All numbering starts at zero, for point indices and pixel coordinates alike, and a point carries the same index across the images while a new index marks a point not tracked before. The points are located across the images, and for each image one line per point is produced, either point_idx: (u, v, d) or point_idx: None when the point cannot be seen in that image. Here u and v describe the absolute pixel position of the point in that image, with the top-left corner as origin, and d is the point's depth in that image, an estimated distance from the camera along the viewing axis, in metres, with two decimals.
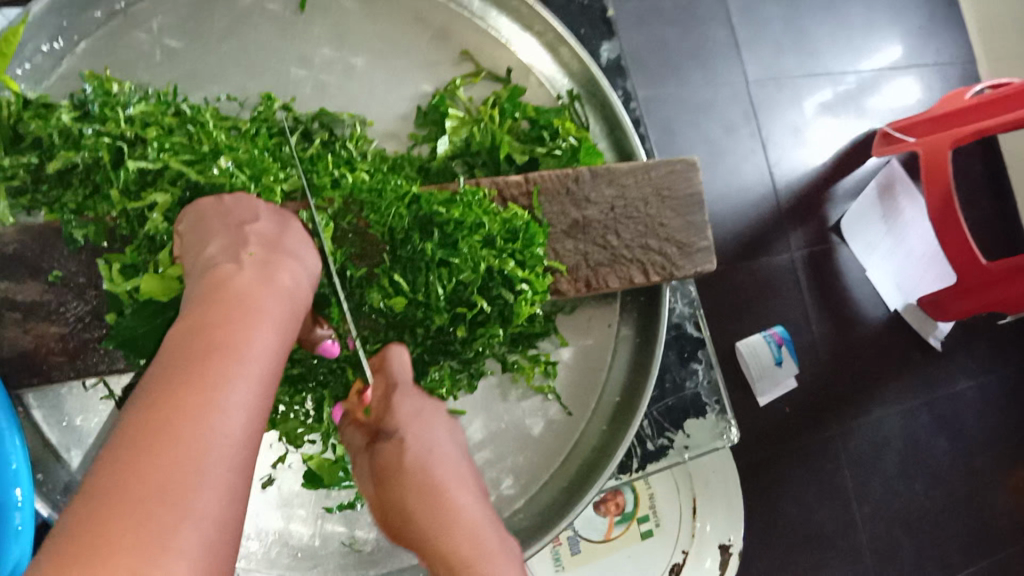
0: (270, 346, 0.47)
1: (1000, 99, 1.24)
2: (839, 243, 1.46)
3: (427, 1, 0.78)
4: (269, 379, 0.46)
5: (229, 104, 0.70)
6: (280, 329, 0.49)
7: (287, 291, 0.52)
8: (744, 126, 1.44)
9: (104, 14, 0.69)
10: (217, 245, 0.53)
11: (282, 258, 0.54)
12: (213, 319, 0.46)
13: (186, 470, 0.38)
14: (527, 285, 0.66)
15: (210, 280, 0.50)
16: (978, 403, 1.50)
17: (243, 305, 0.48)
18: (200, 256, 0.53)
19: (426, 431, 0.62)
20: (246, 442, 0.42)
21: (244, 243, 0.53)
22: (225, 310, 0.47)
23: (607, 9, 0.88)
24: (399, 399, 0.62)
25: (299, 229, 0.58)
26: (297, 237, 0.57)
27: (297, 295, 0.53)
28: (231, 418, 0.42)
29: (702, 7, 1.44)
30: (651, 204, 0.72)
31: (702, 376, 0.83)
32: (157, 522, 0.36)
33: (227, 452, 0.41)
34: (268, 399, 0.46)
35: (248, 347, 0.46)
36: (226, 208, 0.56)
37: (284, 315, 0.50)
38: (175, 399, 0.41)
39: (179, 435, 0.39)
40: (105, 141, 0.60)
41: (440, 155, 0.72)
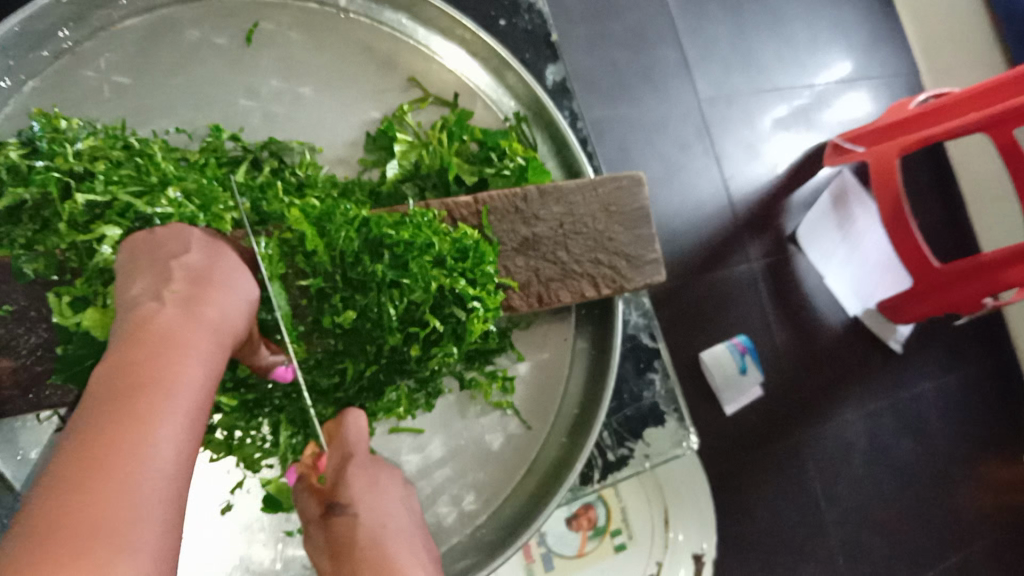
0: (200, 379, 0.47)
1: (941, 107, 1.29)
2: (796, 253, 1.50)
3: (373, 32, 0.80)
4: (199, 409, 0.46)
5: (178, 137, 0.72)
6: (210, 360, 0.49)
7: (215, 323, 0.51)
8: (698, 143, 1.47)
9: (51, 53, 0.70)
10: (142, 283, 0.52)
11: (213, 289, 0.53)
12: (141, 354, 0.46)
13: (117, 512, 0.38)
14: (478, 303, 0.68)
15: (134, 317, 0.49)
16: (940, 403, 1.53)
17: (171, 339, 0.47)
18: (125, 294, 0.52)
19: (381, 504, 0.61)
20: (176, 480, 0.43)
21: (169, 278, 0.52)
22: (153, 343, 0.47)
23: (551, 33, 0.91)
24: (353, 472, 0.61)
25: (231, 258, 0.58)
26: (226, 267, 0.56)
27: (227, 326, 0.53)
28: (161, 455, 0.42)
29: (650, 29, 1.48)
30: (599, 219, 0.74)
31: (658, 386, 0.84)
32: (97, 559, 0.36)
33: (158, 489, 0.41)
34: (199, 428, 0.46)
35: (177, 382, 0.45)
36: (158, 242, 0.56)
37: (213, 346, 0.50)
38: (104, 439, 0.41)
39: (110, 476, 0.39)
40: (54, 176, 0.61)
41: (390, 179, 0.73)
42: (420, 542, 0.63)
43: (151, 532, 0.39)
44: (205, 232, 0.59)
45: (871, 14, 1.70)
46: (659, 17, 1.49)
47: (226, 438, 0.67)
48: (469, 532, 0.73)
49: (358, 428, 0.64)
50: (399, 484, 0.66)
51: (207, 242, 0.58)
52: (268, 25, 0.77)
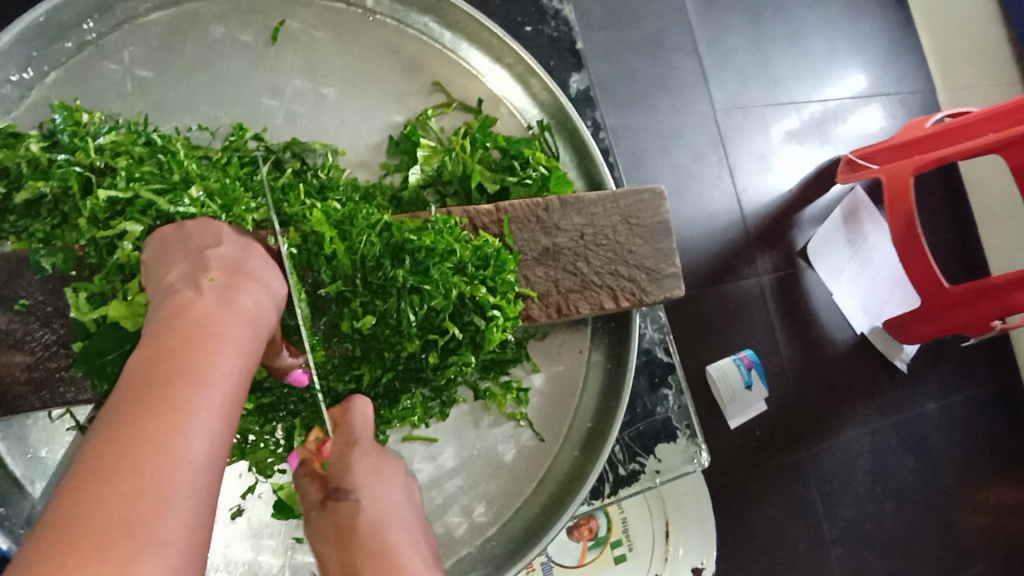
0: (233, 371, 0.46)
1: (958, 127, 1.28)
2: (806, 267, 1.48)
3: (399, 34, 0.79)
4: (233, 401, 0.45)
5: (201, 134, 0.71)
6: (243, 352, 0.48)
7: (249, 315, 0.50)
8: (712, 154, 1.47)
9: (75, 45, 0.69)
10: (178, 271, 0.52)
11: (246, 282, 0.53)
12: (174, 345, 0.45)
13: (146, 501, 0.37)
14: (498, 312, 0.67)
15: (170, 306, 0.48)
16: (944, 424, 1.53)
17: (206, 330, 0.46)
18: (161, 281, 0.52)
19: (383, 492, 0.58)
20: (208, 470, 0.41)
21: (205, 268, 0.52)
22: (187, 334, 0.46)
23: (576, 41, 0.90)
24: (357, 457, 0.59)
25: (261, 253, 0.57)
26: (257, 262, 0.56)
27: (261, 319, 0.52)
28: (193, 445, 0.41)
29: (668, 38, 1.48)
30: (620, 232, 0.73)
31: (672, 402, 0.84)
32: (122, 550, 0.35)
33: (190, 478, 0.40)
34: (232, 421, 0.45)
35: (210, 372, 0.44)
36: (188, 235, 0.55)
37: (247, 338, 0.49)
38: (134, 428, 0.40)
39: (139, 465, 0.38)
40: (75, 171, 0.60)
41: (412, 184, 0.73)
42: (417, 537, 0.57)
43: (181, 522, 0.38)
44: (235, 228, 0.59)
45: (890, 29, 1.69)
46: (678, 26, 1.49)
47: (240, 441, 0.66)
48: (480, 543, 0.72)
49: (360, 421, 0.62)
50: (400, 475, 0.62)
51: (241, 237, 0.58)
52: (294, 24, 0.76)
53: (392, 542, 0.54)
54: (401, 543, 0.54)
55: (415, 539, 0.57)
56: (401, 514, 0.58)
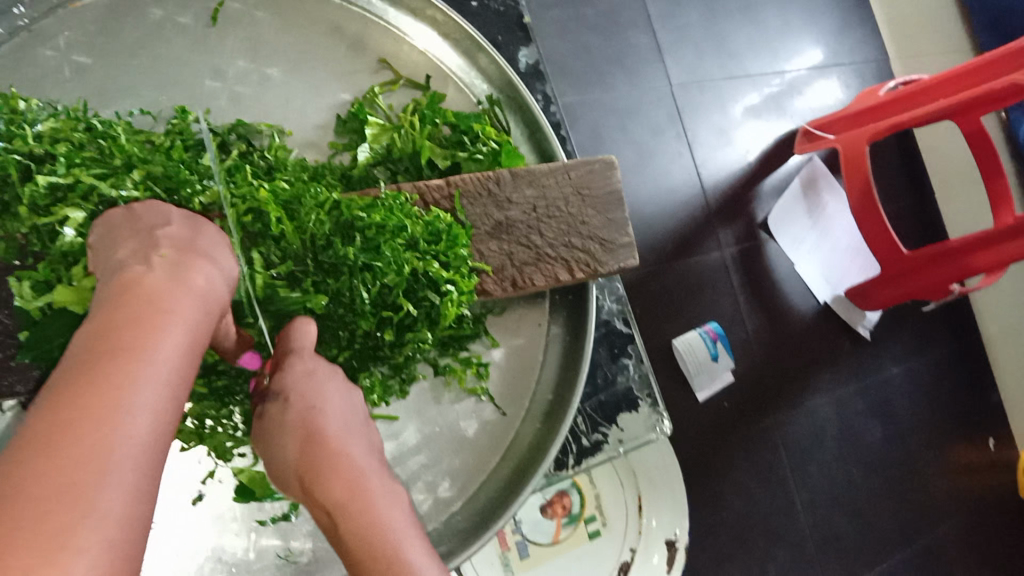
0: (180, 347, 0.46)
1: (912, 94, 1.30)
2: (768, 239, 1.50)
3: (342, 13, 0.79)
4: (180, 377, 0.45)
5: (143, 119, 0.70)
6: (193, 329, 0.47)
7: (201, 293, 0.50)
8: (670, 129, 1.47)
9: (7, 31, 0.68)
10: (128, 249, 0.51)
11: (198, 259, 0.52)
12: (121, 321, 0.45)
13: (88, 471, 0.37)
14: (453, 287, 0.67)
15: (120, 282, 0.48)
16: (908, 387, 1.55)
17: (153, 306, 0.46)
18: (112, 260, 0.51)
19: (320, 391, 0.59)
20: (154, 442, 0.41)
21: (155, 245, 0.51)
22: (133, 311, 0.45)
23: (523, 16, 0.90)
24: (292, 362, 0.60)
25: (213, 230, 0.57)
26: (210, 241, 0.55)
27: (214, 297, 0.51)
28: (137, 418, 0.41)
29: (622, 15, 1.48)
30: (572, 203, 0.73)
31: (632, 371, 0.85)
32: (60, 519, 0.35)
33: (133, 451, 0.40)
34: (180, 397, 0.45)
35: (157, 347, 0.44)
36: (137, 216, 0.55)
37: (195, 314, 0.48)
38: (76, 401, 0.39)
39: (79, 436, 0.38)
40: (14, 158, 0.58)
41: (362, 162, 0.72)
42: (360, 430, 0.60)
43: (123, 490, 0.38)
44: (183, 211, 0.57)
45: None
46: (631, 3, 1.49)
47: (196, 426, 0.65)
48: (446, 518, 0.72)
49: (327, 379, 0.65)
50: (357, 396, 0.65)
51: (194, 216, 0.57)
52: (234, 5, 0.75)
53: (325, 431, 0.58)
54: (334, 429, 0.58)
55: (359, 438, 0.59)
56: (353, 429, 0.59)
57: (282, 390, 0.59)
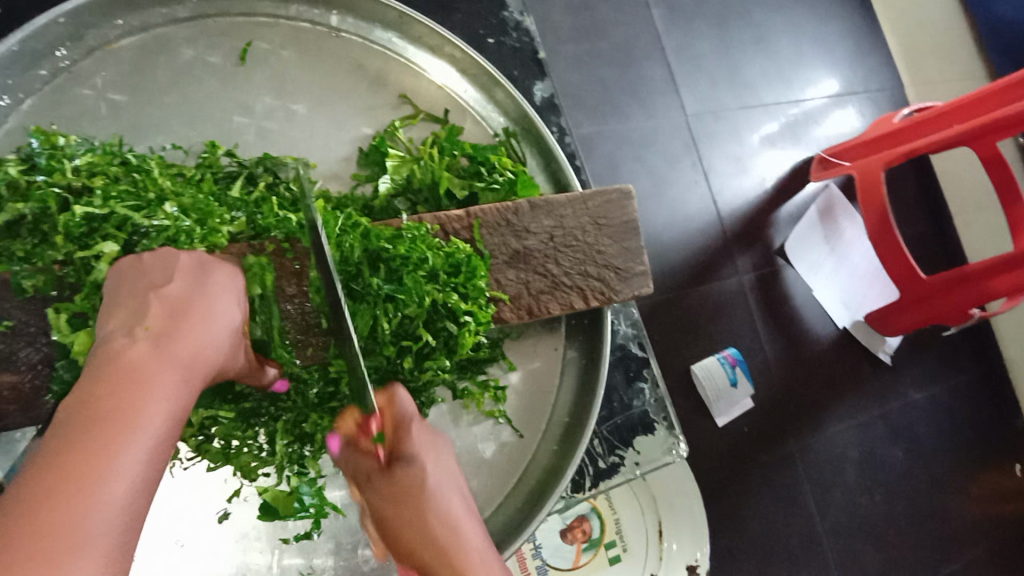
0: (163, 415, 0.46)
1: (926, 120, 1.31)
2: (785, 265, 1.51)
3: (364, 50, 0.82)
4: (162, 447, 0.45)
5: (175, 153, 0.73)
6: (177, 397, 0.48)
7: (186, 370, 0.50)
8: (686, 158, 1.50)
9: (49, 72, 0.72)
10: (117, 321, 0.51)
11: (191, 330, 0.52)
12: (103, 397, 0.44)
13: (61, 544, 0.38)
14: (470, 317, 0.69)
15: (109, 346, 0.49)
16: (930, 413, 1.54)
17: (137, 373, 0.46)
18: (102, 331, 0.51)
19: (440, 463, 0.60)
20: (121, 528, 0.41)
21: (144, 317, 0.51)
22: (117, 387, 0.45)
23: (538, 50, 0.94)
24: (417, 427, 0.60)
25: (213, 289, 0.57)
26: (207, 305, 0.55)
27: (200, 371, 0.51)
28: (105, 504, 0.40)
29: (637, 48, 1.51)
30: (589, 232, 0.76)
31: (648, 395, 0.86)
32: None
33: (107, 525, 0.40)
34: (159, 468, 0.45)
35: (141, 416, 0.44)
36: (144, 268, 0.56)
37: (178, 390, 0.48)
38: (55, 471, 0.40)
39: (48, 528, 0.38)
40: (54, 193, 0.62)
41: (383, 194, 0.75)
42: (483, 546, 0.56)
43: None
44: (195, 252, 0.59)
45: (855, 29, 1.73)
46: (645, 36, 1.52)
47: (222, 446, 0.67)
48: None
49: (427, 437, 0.61)
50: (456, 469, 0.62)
51: (200, 275, 0.57)
52: (261, 45, 0.79)
53: (438, 534, 0.54)
54: (459, 505, 0.58)
55: (487, 558, 0.55)
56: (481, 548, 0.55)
57: (414, 456, 0.58)
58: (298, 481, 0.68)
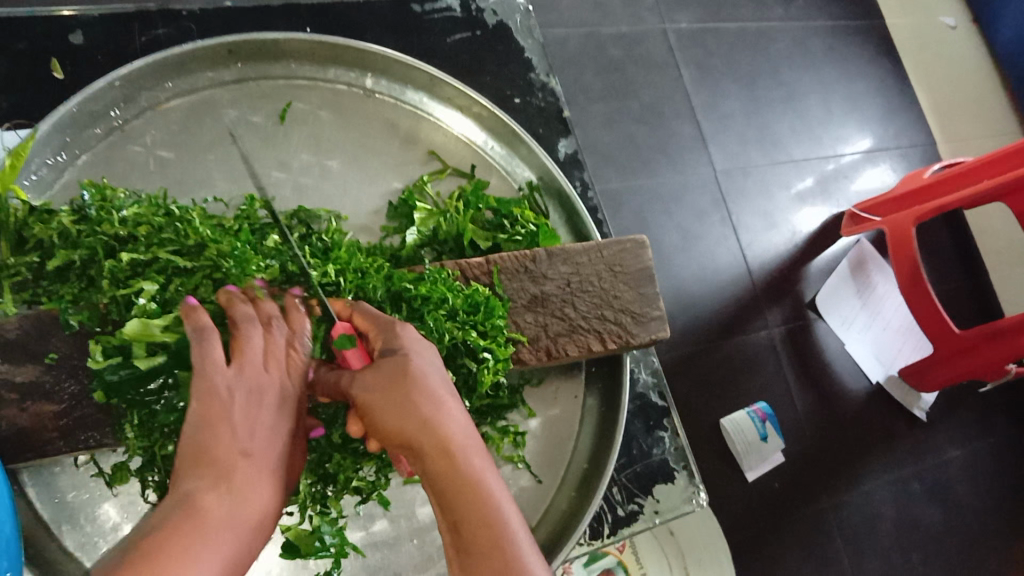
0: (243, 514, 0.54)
1: (957, 176, 1.31)
2: (816, 318, 1.51)
3: (396, 110, 0.87)
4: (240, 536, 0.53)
5: (216, 205, 0.78)
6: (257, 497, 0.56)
7: (246, 531, 0.54)
8: (715, 213, 1.52)
9: (103, 130, 0.77)
10: (204, 465, 0.55)
11: (254, 477, 0.57)
12: (167, 549, 0.49)
13: None
14: (489, 354, 0.71)
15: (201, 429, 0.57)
16: (969, 472, 1.51)
17: (223, 472, 0.55)
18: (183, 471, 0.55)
19: (425, 354, 0.62)
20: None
21: (228, 476, 0.56)
22: (180, 542, 0.49)
23: (562, 110, 0.99)
24: (403, 327, 0.63)
25: (272, 411, 0.61)
26: (259, 432, 0.59)
27: (261, 516, 0.56)
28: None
29: (666, 106, 1.55)
30: (604, 279, 0.78)
31: (668, 443, 0.87)
32: None
33: None
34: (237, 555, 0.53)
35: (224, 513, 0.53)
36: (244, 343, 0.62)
37: (253, 505, 0.56)
38: (159, 549, 0.49)
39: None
40: (101, 240, 0.66)
41: (410, 244, 0.78)
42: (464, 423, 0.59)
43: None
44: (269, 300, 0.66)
45: (885, 86, 1.75)
46: (674, 95, 1.57)
47: None
48: None
49: (411, 335, 0.62)
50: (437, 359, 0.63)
51: (274, 395, 0.62)
52: (300, 105, 0.84)
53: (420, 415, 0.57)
54: (440, 387, 0.60)
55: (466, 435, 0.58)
56: (463, 423, 0.59)
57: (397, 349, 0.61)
58: (319, 520, 0.70)
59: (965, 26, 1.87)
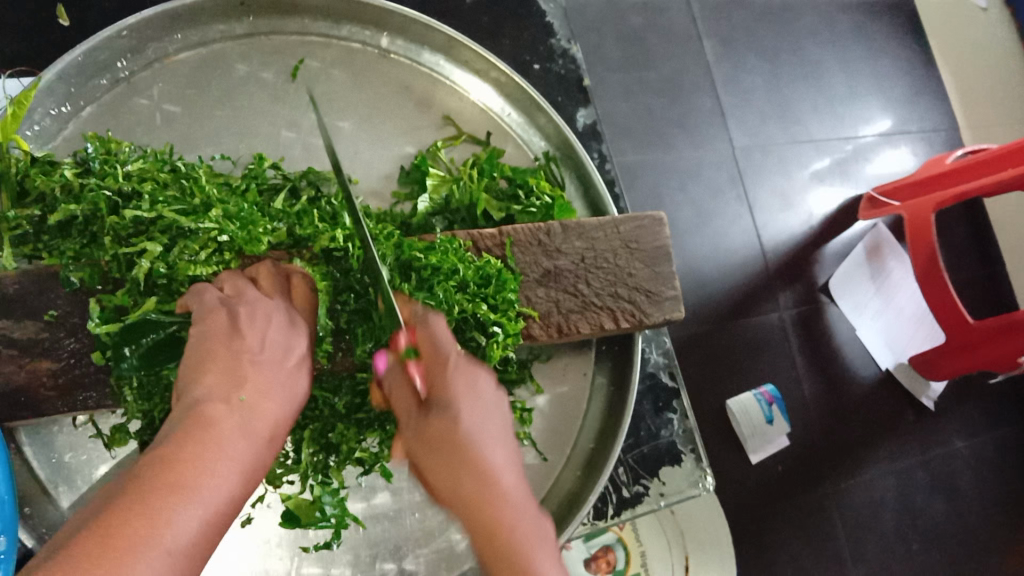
0: (259, 419, 0.54)
1: (980, 163, 1.27)
2: (829, 302, 1.49)
3: (411, 72, 0.84)
4: (258, 441, 0.52)
5: (223, 163, 0.76)
6: (273, 403, 0.56)
7: (263, 440, 0.53)
8: (731, 190, 1.49)
9: (109, 82, 0.75)
10: (213, 378, 0.54)
11: (267, 386, 0.56)
12: (185, 455, 0.47)
13: (179, 496, 0.45)
14: (499, 328, 0.69)
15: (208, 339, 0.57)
16: (975, 464, 1.49)
17: (235, 378, 0.55)
18: (193, 387, 0.54)
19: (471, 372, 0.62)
20: (186, 561, 0.43)
21: (239, 386, 0.54)
22: (199, 448, 0.48)
23: (584, 79, 0.95)
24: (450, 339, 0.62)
25: (279, 325, 0.60)
26: (269, 343, 0.59)
27: (276, 426, 0.55)
28: (172, 534, 0.43)
29: (686, 79, 1.52)
30: (620, 255, 0.76)
31: (676, 426, 0.85)
32: (150, 523, 0.42)
33: (215, 492, 0.47)
34: (257, 462, 0.52)
35: (240, 417, 0.52)
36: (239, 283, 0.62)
37: (268, 411, 0.55)
38: (175, 447, 0.48)
39: (119, 560, 0.40)
40: (104, 196, 0.63)
41: (420, 212, 0.76)
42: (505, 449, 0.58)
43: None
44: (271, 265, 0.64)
45: (912, 67, 1.71)
46: (695, 68, 1.53)
47: None
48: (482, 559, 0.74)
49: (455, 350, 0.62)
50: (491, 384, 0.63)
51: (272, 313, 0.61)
52: (312, 63, 0.82)
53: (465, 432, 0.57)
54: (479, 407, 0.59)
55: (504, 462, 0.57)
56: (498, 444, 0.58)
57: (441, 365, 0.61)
58: (321, 489, 0.69)
59: (997, 7, 1.81)
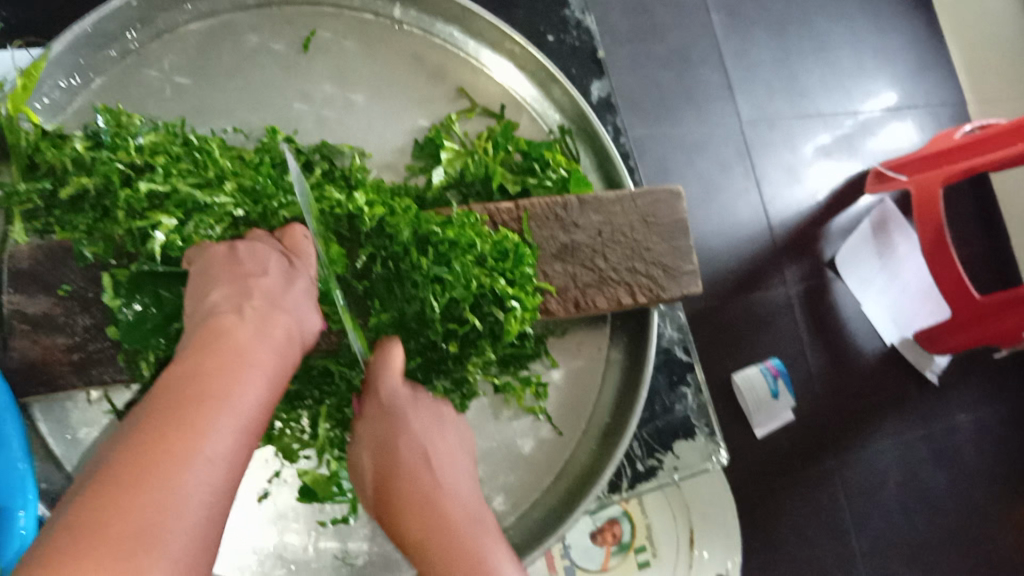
0: (277, 330, 0.55)
1: (986, 138, 1.26)
2: (834, 278, 1.48)
3: (424, 43, 0.83)
4: (278, 352, 0.54)
5: (235, 136, 0.75)
6: (287, 317, 0.57)
7: (281, 345, 0.54)
8: (738, 164, 1.48)
9: (118, 53, 0.75)
10: (220, 292, 0.56)
11: (277, 302, 0.57)
12: (209, 368, 0.49)
13: (211, 405, 0.46)
14: (517, 303, 0.68)
15: (213, 266, 0.58)
16: (978, 438, 1.50)
17: (246, 295, 0.56)
18: (203, 301, 0.56)
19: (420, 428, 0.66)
20: (229, 467, 0.45)
21: (248, 295, 0.56)
22: (222, 359, 0.50)
23: (597, 50, 0.94)
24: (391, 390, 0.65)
25: (273, 252, 0.61)
26: (272, 265, 0.60)
27: (292, 332, 0.57)
28: (213, 442, 0.45)
29: (693, 51, 1.50)
30: (637, 229, 0.75)
31: (690, 400, 0.85)
32: (188, 432, 0.44)
33: (246, 401, 0.48)
34: (281, 371, 0.53)
35: (256, 330, 0.53)
36: (239, 258, 0.59)
37: (282, 322, 0.56)
38: (198, 361, 0.49)
39: (168, 471, 0.42)
40: (117, 168, 0.63)
41: (435, 185, 0.75)
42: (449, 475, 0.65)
43: (198, 512, 0.42)
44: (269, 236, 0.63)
45: (920, 39, 1.69)
46: (703, 40, 1.51)
47: (266, 427, 0.68)
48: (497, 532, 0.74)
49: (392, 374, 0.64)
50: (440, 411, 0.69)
51: (273, 247, 0.61)
52: (324, 34, 0.81)
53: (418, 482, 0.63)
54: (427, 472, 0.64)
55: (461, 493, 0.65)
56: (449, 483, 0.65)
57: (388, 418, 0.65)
58: (337, 465, 0.69)
59: None
